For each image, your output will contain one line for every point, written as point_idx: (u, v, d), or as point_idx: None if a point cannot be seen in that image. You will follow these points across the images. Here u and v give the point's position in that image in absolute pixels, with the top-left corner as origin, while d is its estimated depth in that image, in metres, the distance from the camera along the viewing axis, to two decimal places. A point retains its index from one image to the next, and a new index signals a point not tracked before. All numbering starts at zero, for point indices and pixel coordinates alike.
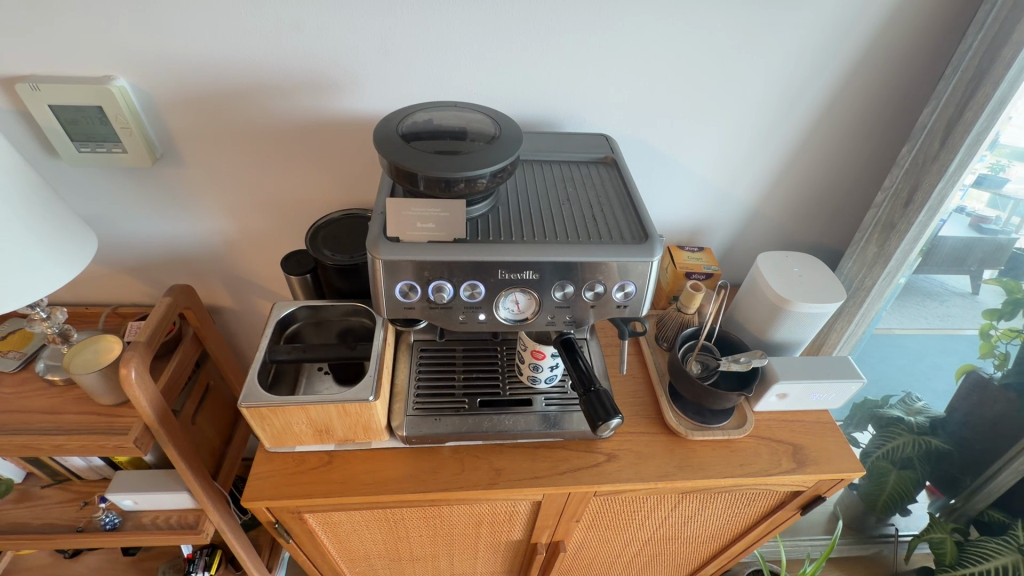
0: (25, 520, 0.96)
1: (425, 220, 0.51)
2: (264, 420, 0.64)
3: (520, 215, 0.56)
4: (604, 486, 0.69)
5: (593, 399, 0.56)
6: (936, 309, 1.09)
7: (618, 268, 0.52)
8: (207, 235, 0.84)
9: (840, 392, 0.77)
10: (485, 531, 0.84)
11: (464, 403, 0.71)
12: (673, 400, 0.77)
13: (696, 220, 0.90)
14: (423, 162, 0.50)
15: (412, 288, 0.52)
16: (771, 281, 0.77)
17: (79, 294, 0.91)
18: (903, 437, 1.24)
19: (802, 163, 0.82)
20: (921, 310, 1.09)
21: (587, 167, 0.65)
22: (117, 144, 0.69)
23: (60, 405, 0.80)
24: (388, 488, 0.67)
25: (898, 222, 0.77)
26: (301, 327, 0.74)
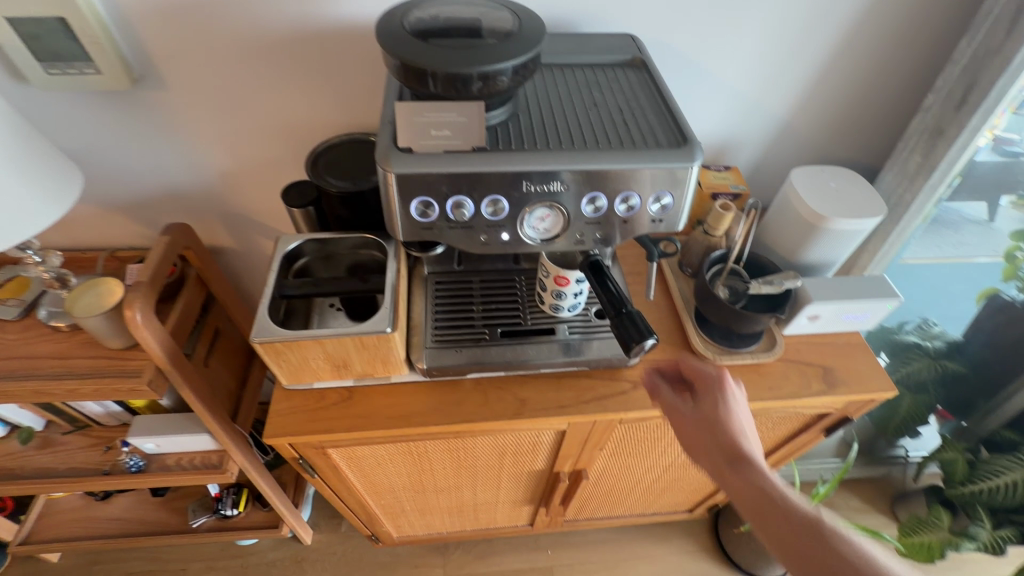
0: (51, 464, 0.97)
1: (440, 127, 0.45)
2: (279, 356, 0.61)
3: (543, 122, 0.51)
4: (631, 413, 0.68)
5: (625, 320, 0.53)
6: (953, 238, 1.08)
7: (654, 176, 0.48)
8: (199, 169, 0.79)
9: (874, 312, 0.74)
10: (508, 462, 0.84)
11: (484, 334, 0.68)
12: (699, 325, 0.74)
13: (723, 137, 0.84)
14: (433, 58, 0.44)
15: (428, 206, 0.47)
16: (805, 197, 0.72)
17: (74, 238, 0.87)
18: (920, 362, 1.24)
19: (843, 64, 0.75)
20: (938, 240, 1.07)
21: (613, 70, 0.58)
22: (88, 64, 0.62)
23: (69, 350, 0.78)
24: (412, 421, 0.66)
25: (947, 128, 0.70)
26: (310, 262, 0.70)
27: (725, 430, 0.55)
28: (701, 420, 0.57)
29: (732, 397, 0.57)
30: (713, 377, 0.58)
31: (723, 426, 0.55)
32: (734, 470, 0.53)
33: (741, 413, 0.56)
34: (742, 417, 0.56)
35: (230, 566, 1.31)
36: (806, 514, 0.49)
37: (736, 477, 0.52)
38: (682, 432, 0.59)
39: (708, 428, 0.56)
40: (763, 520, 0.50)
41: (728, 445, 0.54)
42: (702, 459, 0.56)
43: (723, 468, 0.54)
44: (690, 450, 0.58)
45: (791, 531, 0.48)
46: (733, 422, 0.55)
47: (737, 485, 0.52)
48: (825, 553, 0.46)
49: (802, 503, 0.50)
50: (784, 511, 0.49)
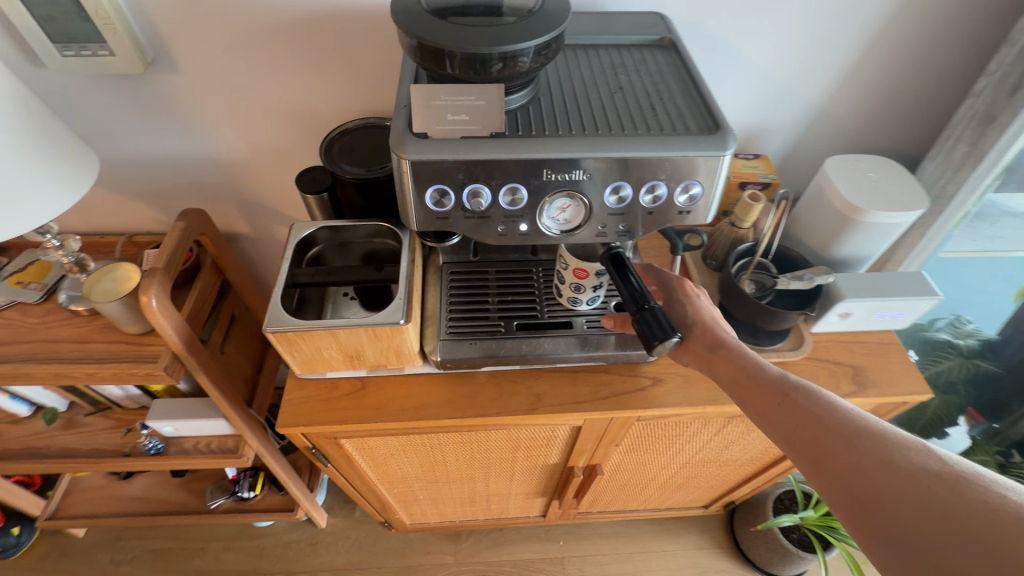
0: (74, 444, 0.99)
1: (457, 111, 0.43)
2: (292, 346, 0.61)
3: (565, 106, 0.48)
4: (649, 410, 0.66)
5: (647, 317, 0.50)
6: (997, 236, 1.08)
7: (683, 165, 0.45)
8: (214, 154, 0.78)
9: (909, 310, 0.70)
10: (522, 455, 0.83)
11: (500, 327, 0.66)
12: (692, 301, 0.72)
13: (752, 123, 0.80)
14: (451, 37, 0.41)
15: (444, 194, 0.45)
16: (840, 188, 0.68)
17: (93, 222, 0.87)
18: (952, 361, 1.20)
19: (885, 44, 0.70)
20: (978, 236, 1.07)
21: (640, 51, 0.55)
22: (102, 46, 0.61)
23: (88, 334, 0.79)
24: (425, 413, 0.65)
25: (1000, 114, 0.65)
26: (323, 250, 0.69)
27: (696, 322, 0.56)
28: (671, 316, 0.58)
29: (696, 292, 0.58)
30: (673, 278, 0.59)
31: (691, 316, 0.56)
32: (708, 354, 0.54)
33: (707, 305, 0.57)
34: (709, 307, 0.57)
35: (247, 547, 1.33)
36: (775, 377, 0.51)
37: (710, 358, 0.54)
38: None
39: (683, 323, 0.57)
40: (739, 390, 0.52)
41: (700, 334, 0.55)
42: (679, 351, 0.56)
43: (699, 352, 0.55)
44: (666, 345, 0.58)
45: (763, 396, 0.50)
46: (701, 313, 0.56)
47: (714, 362, 0.53)
48: (795, 410, 0.48)
49: (771, 369, 0.51)
50: (753, 380, 0.51)
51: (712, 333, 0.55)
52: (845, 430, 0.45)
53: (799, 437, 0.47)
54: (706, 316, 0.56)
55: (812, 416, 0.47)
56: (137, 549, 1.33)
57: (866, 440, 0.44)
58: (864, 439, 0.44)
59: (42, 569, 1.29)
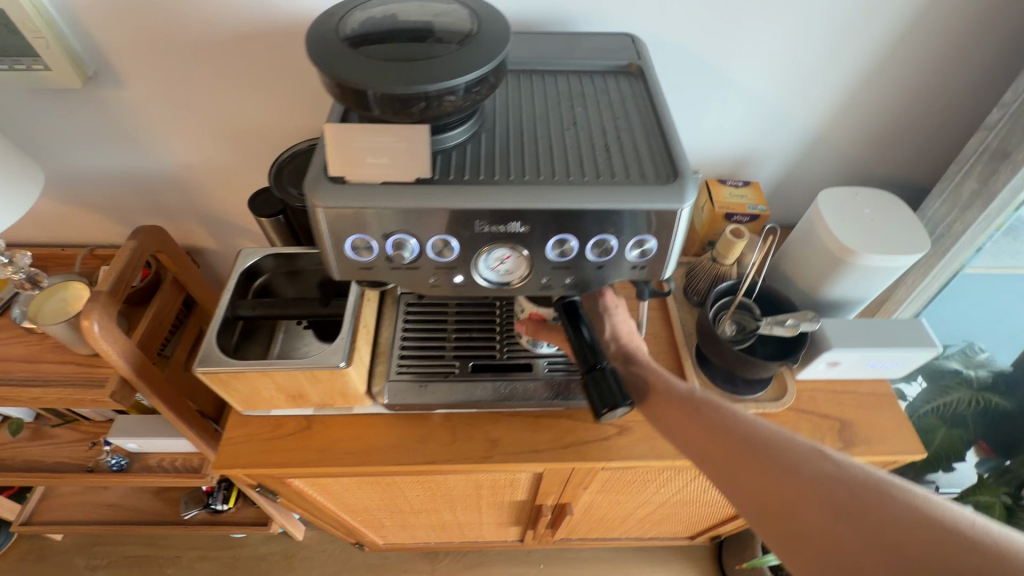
0: (38, 457, 0.97)
1: (377, 153, 0.38)
2: (227, 385, 0.57)
3: (510, 145, 0.43)
4: (612, 462, 0.61)
5: (597, 378, 0.45)
6: None
7: (634, 217, 0.40)
8: (170, 170, 0.74)
9: (907, 361, 0.64)
10: (485, 492, 0.79)
11: (454, 367, 0.62)
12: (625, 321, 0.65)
13: (742, 148, 0.74)
14: (367, 73, 0.37)
15: (365, 244, 0.40)
16: (832, 226, 0.62)
17: (54, 234, 0.85)
18: (961, 393, 1.14)
19: (890, 67, 0.64)
20: None
21: (603, 78, 0.49)
22: (36, 59, 0.57)
23: (39, 353, 0.76)
24: (372, 458, 0.61)
25: (1014, 150, 0.58)
26: (271, 279, 0.65)
27: (611, 338, 0.55)
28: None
29: (612, 305, 0.56)
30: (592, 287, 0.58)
31: (605, 331, 0.55)
32: (620, 371, 0.53)
33: (622, 320, 0.56)
34: (624, 319, 0.56)
35: (222, 557, 1.31)
36: (683, 392, 0.50)
37: (623, 376, 0.53)
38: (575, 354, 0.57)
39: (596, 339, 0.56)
40: (650, 407, 0.52)
41: (614, 351, 0.54)
42: None
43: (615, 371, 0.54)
44: None
45: (674, 414, 0.50)
46: (616, 329, 0.55)
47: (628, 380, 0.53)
48: (702, 423, 0.48)
49: (680, 384, 0.51)
50: (664, 396, 0.51)
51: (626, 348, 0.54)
52: (749, 441, 0.44)
53: (709, 452, 0.47)
54: (620, 331, 0.55)
55: (717, 428, 0.47)
56: (113, 556, 1.31)
57: (769, 450, 0.43)
58: (767, 450, 0.43)
59: (18, 572, 1.28)
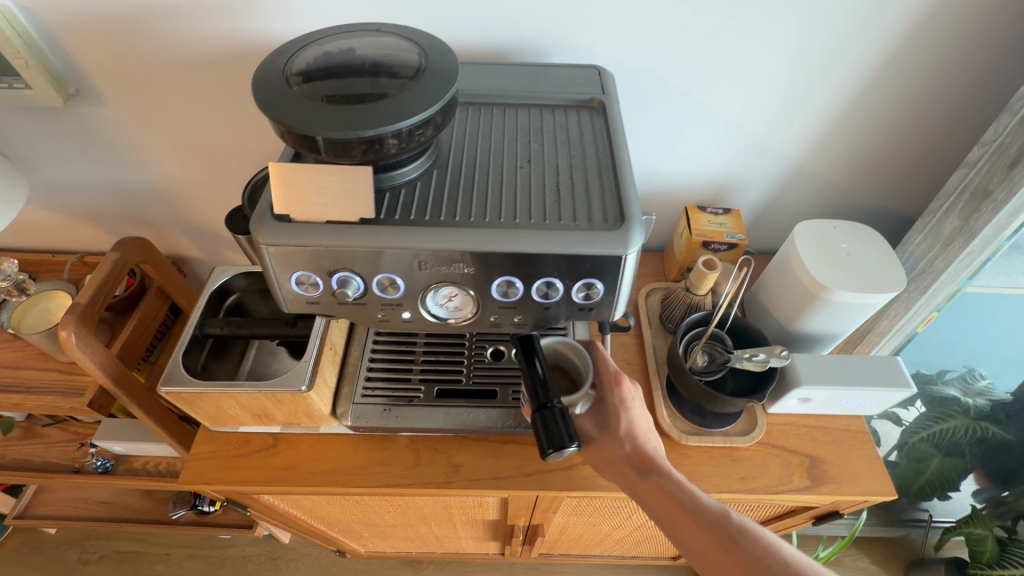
0: (28, 456, 0.99)
1: (321, 193, 0.38)
2: (192, 404, 0.57)
3: (461, 182, 0.43)
4: (574, 493, 0.61)
5: (546, 418, 0.45)
6: None
7: (578, 261, 0.39)
8: (153, 183, 0.75)
9: (881, 400, 0.62)
10: (456, 511, 0.79)
11: (420, 392, 0.61)
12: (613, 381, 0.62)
13: (723, 175, 0.73)
14: (309, 116, 0.37)
15: (311, 280, 0.41)
16: (807, 260, 0.61)
17: (45, 240, 0.86)
18: (957, 421, 1.09)
19: (872, 101, 0.62)
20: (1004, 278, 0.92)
21: (565, 113, 0.49)
22: (17, 79, 0.58)
23: (23, 359, 0.78)
24: (334, 479, 0.61)
25: (995, 190, 0.57)
26: (243, 297, 0.66)
27: (628, 435, 0.53)
28: (601, 421, 0.55)
29: (631, 397, 0.55)
30: (611, 373, 0.56)
31: (624, 428, 0.54)
32: (640, 477, 0.51)
33: (640, 415, 0.55)
34: (643, 416, 0.55)
35: (209, 557, 1.33)
36: (715, 513, 0.49)
37: (642, 485, 0.51)
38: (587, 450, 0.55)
39: (614, 435, 0.54)
40: (668, 524, 0.50)
41: (631, 453, 0.53)
42: (610, 472, 0.53)
43: (633, 477, 0.52)
44: (595, 461, 0.54)
45: (706, 537, 0.48)
46: (633, 426, 0.54)
47: (650, 493, 0.50)
48: (740, 558, 0.46)
49: (711, 502, 0.50)
50: (693, 517, 0.49)
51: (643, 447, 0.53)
52: None
53: None
54: (638, 430, 0.54)
55: (761, 566, 0.45)
56: (103, 550, 1.34)
57: None
58: None
59: (12, 563, 1.31)
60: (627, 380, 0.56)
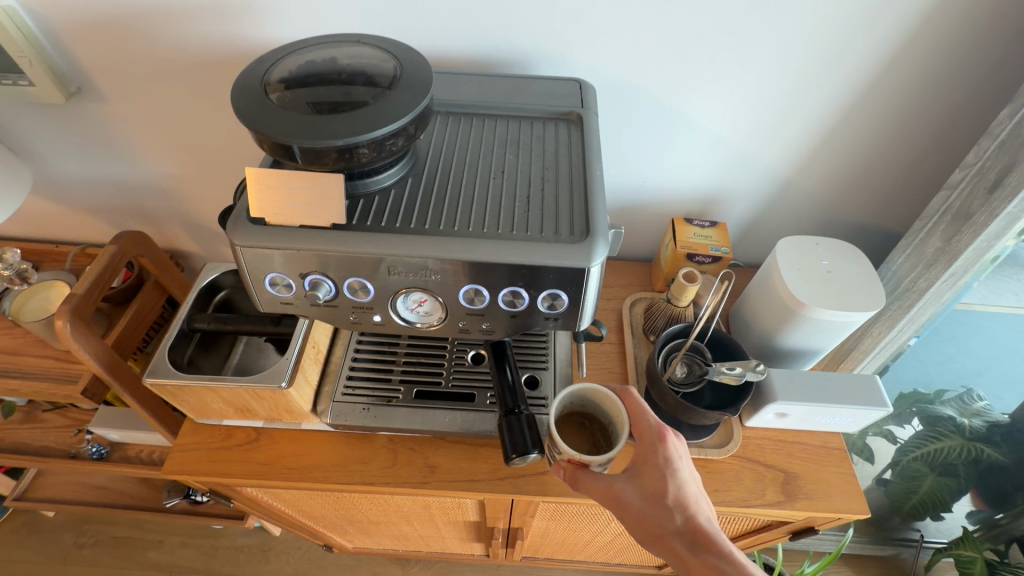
0: (26, 440, 1.02)
1: (295, 199, 0.40)
2: (175, 396, 0.59)
3: (434, 190, 0.44)
4: (547, 498, 0.61)
5: (512, 424, 0.46)
6: None
7: (543, 272, 0.40)
8: (153, 179, 0.77)
9: (857, 418, 0.62)
10: (436, 511, 0.80)
11: (398, 393, 0.62)
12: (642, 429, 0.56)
13: (710, 188, 0.74)
14: (284, 124, 0.38)
15: (285, 282, 0.43)
16: (787, 276, 0.61)
17: (49, 231, 0.89)
18: (952, 441, 1.07)
19: (857, 119, 0.63)
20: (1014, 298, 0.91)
21: (542, 125, 0.50)
22: (22, 76, 0.61)
23: (22, 346, 0.80)
24: (312, 475, 0.62)
25: (975, 213, 0.57)
26: (232, 294, 0.68)
27: (678, 503, 0.48)
28: (645, 486, 0.49)
29: (677, 457, 0.49)
30: (653, 430, 0.50)
31: (673, 495, 0.48)
32: (691, 554, 0.47)
33: (687, 476, 0.49)
34: (692, 479, 0.49)
35: (201, 546, 1.35)
36: None
37: (695, 564, 0.47)
38: (628, 516, 0.49)
39: (660, 503, 0.48)
40: None
41: (682, 526, 0.48)
42: (656, 542, 0.48)
43: (684, 552, 0.47)
44: (638, 529, 0.49)
45: None
46: (682, 492, 0.48)
47: (703, 572, 0.47)
48: None
49: None
50: None
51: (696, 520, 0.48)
52: None
53: None
54: (688, 498, 0.48)
55: None
56: (99, 535, 1.36)
57: None
58: None
59: (11, 544, 1.34)
60: (672, 436, 0.49)
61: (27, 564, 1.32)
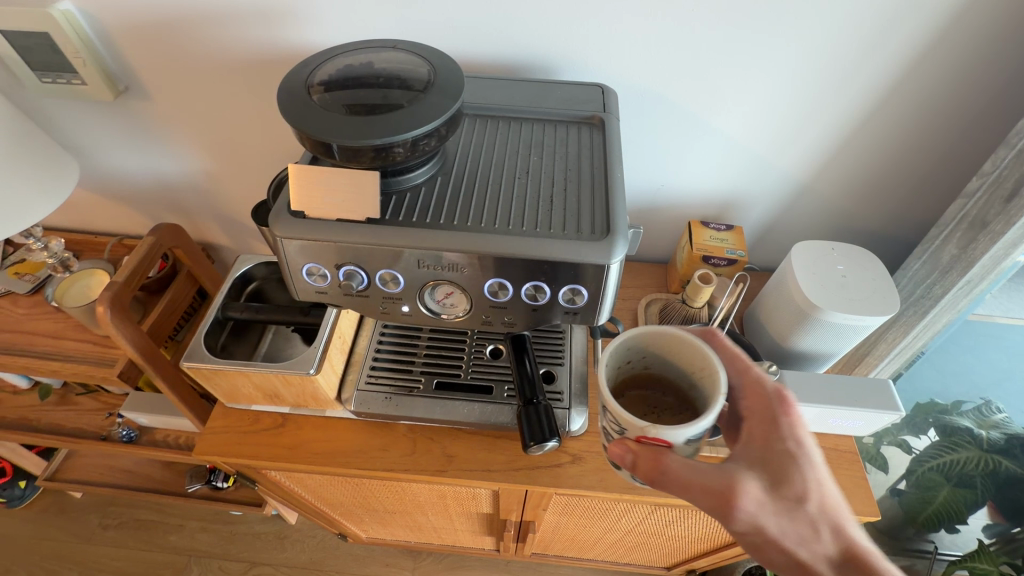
0: (61, 421, 1.06)
1: (333, 194, 0.43)
2: (209, 380, 0.62)
3: (462, 189, 0.46)
4: (561, 490, 0.63)
5: (530, 413, 0.48)
6: None
7: (565, 268, 0.42)
8: (189, 173, 0.81)
9: (869, 421, 0.63)
10: (452, 501, 0.82)
11: (419, 384, 0.65)
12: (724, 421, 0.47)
13: (727, 192, 0.75)
14: (326, 124, 0.41)
15: (321, 272, 0.45)
16: (801, 279, 0.63)
17: (90, 222, 0.93)
18: (969, 452, 1.01)
19: (874, 126, 0.64)
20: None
21: (566, 128, 0.52)
22: (75, 75, 0.65)
23: (63, 330, 0.84)
24: (335, 460, 0.65)
25: (992, 221, 0.58)
26: (263, 285, 0.71)
27: (821, 512, 0.41)
28: (779, 483, 0.41)
29: (817, 455, 0.42)
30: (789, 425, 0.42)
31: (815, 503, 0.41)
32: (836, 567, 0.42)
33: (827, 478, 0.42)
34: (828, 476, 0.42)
35: (220, 531, 1.39)
36: None
37: None
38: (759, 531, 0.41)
39: (801, 516, 0.41)
40: None
41: (823, 536, 0.42)
42: (790, 556, 0.42)
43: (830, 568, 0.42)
44: (771, 544, 0.42)
45: None
46: (826, 499, 0.41)
47: None
48: None
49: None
50: None
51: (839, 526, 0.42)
52: None
53: None
54: (829, 502, 0.42)
55: None
56: (124, 517, 1.41)
57: None
58: None
59: (41, 522, 1.40)
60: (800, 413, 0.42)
61: (55, 542, 1.37)
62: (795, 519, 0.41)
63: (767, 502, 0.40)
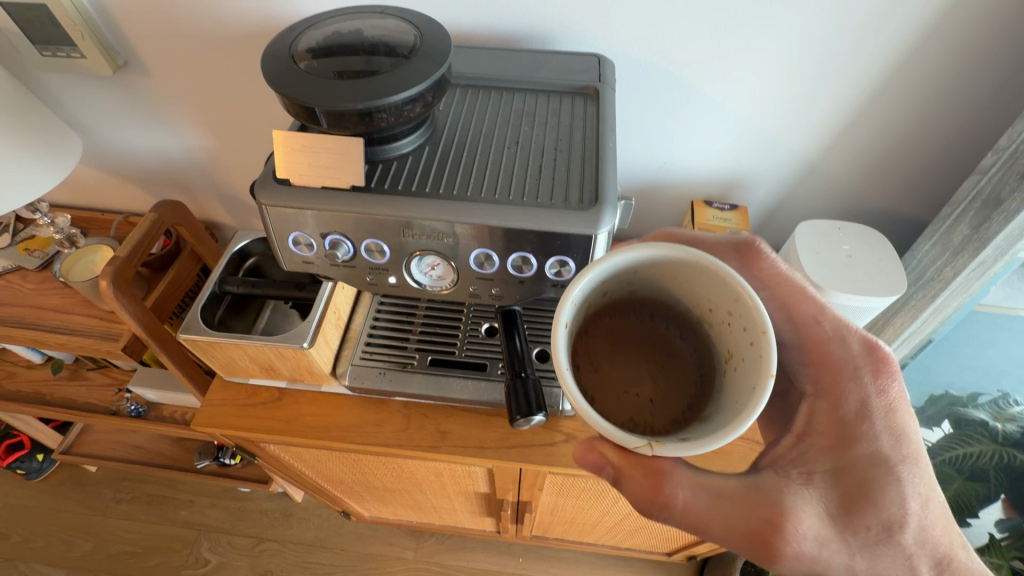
0: (72, 396, 1.09)
1: (318, 160, 0.42)
2: (205, 352, 0.63)
3: (450, 158, 0.45)
4: (554, 468, 0.63)
5: (517, 386, 0.48)
6: None
7: (552, 238, 0.41)
8: (191, 150, 0.82)
9: None
10: (449, 479, 0.83)
11: (413, 359, 0.65)
12: (787, 394, 0.48)
13: (732, 171, 0.73)
14: (310, 89, 0.40)
15: (306, 241, 0.45)
16: (805, 260, 0.61)
17: (97, 199, 0.95)
18: (982, 445, 0.95)
19: (886, 100, 0.61)
20: None
21: (559, 99, 0.50)
22: (74, 49, 0.65)
23: (70, 305, 0.86)
24: (330, 434, 0.65)
25: (1008, 199, 0.55)
26: (261, 260, 0.72)
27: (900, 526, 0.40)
28: (852, 499, 0.40)
29: (892, 457, 0.41)
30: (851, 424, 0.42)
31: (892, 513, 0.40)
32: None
33: (912, 487, 0.41)
34: (923, 487, 0.41)
35: (228, 507, 1.42)
36: None
37: None
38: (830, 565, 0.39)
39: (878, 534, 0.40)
40: None
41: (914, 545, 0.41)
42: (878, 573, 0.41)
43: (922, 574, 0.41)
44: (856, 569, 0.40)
45: None
46: (905, 510, 0.40)
47: None
48: None
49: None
50: None
51: (923, 546, 0.41)
52: None
53: None
54: (910, 513, 0.41)
55: None
56: (136, 491, 1.45)
57: None
58: None
59: (57, 495, 1.44)
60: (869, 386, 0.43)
61: (71, 514, 1.41)
62: (872, 542, 0.40)
63: (824, 521, 0.39)
